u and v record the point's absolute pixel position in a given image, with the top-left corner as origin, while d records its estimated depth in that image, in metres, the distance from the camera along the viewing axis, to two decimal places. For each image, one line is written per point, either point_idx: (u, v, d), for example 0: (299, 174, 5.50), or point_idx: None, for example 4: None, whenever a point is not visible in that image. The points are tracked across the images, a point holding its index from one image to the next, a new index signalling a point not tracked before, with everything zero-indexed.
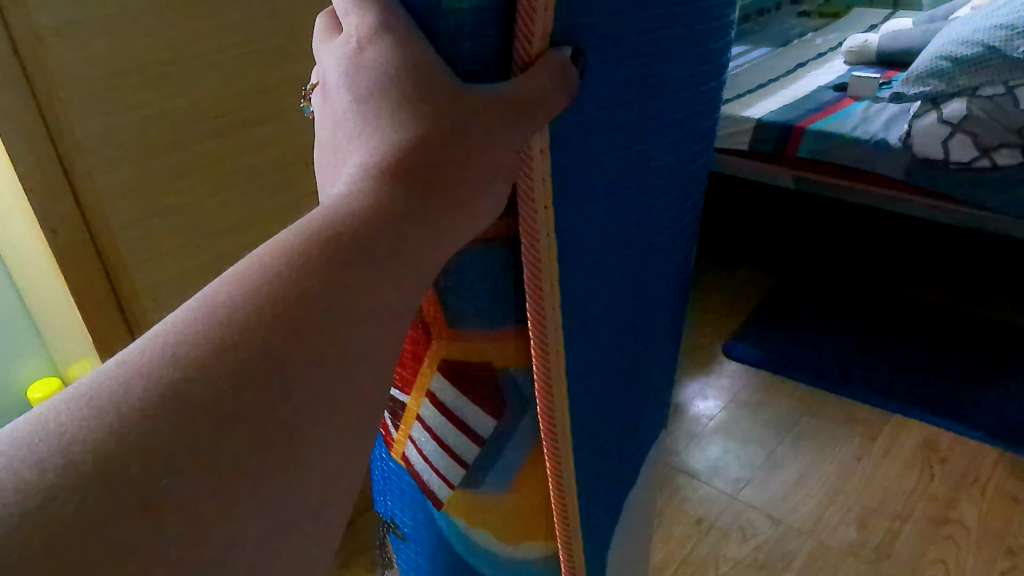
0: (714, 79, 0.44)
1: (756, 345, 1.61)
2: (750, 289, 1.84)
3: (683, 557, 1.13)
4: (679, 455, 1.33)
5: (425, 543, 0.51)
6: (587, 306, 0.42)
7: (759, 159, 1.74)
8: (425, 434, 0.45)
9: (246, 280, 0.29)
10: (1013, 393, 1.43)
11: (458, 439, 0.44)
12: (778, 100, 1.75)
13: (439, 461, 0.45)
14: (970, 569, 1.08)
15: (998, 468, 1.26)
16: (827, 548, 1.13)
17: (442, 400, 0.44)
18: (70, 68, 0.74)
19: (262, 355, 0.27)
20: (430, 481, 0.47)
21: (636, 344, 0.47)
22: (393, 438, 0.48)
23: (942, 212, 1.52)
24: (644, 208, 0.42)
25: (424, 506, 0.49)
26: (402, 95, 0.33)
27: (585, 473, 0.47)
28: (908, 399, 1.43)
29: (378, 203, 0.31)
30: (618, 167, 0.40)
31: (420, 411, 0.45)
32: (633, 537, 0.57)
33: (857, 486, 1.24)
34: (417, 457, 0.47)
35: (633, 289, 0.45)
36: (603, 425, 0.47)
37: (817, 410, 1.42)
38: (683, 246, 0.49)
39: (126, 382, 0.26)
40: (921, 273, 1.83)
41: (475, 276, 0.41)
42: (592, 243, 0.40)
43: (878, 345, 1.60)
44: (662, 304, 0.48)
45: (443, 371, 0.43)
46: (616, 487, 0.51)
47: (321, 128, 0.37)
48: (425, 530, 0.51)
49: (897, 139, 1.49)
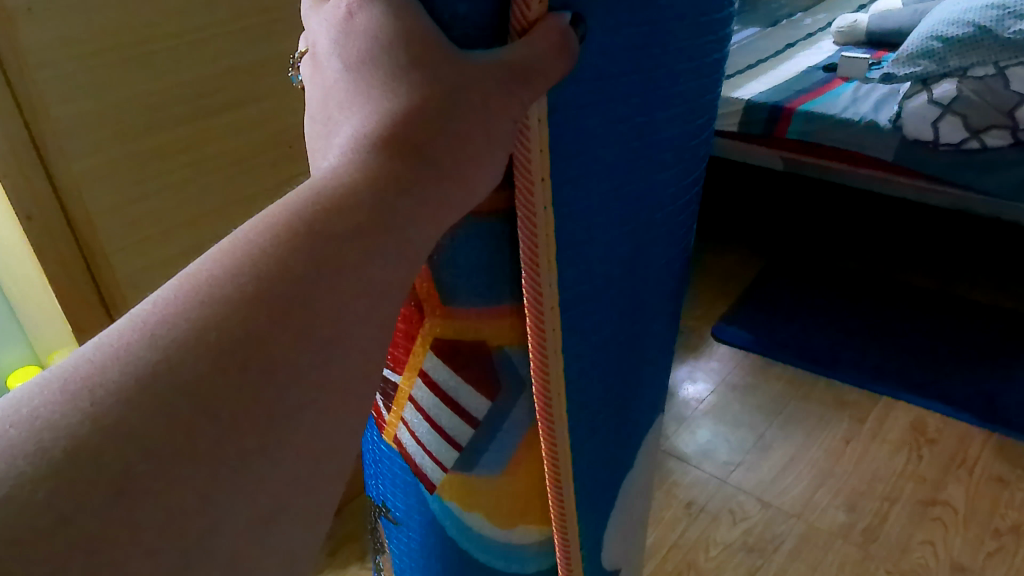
0: (718, 52, 0.42)
1: (746, 328, 1.61)
2: (739, 272, 1.83)
3: (673, 541, 1.13)
4: (668, 439, 1.33)
5: (418, 527, 0.50)
6: (584, 283, 0.41)
7: (749, 140, 1.73)
8: (418, 416, 0.44)
9: (230, 258, 0.27)
10: (1001, 374, 1.43)
11: (452, 420, 0.43)
12: (768, 81, 1.73)
13: (433, 442, 0.44)
14: (958, 549, 1.09)
15: (986, 449, 1.26)
16: (817, 530, 1.14)
17: (436, 379, 0.42)
18: (42, 46, 0.72)
19: (248, 330, 0.26)
20: (424, 464, 0.45)
21: (633, 323, 0.46)
22: (385, 421, 0.47)
23: (931, 193, 1.52)
24: (647, 185, 0.41)
25: (417, 490, 0.48)
26: (393, 59, 0.32)
27: (581, 455, 0.46)
28: (896, 381, 1.43)
29: (370, 175, 0.30)
30: (622, 139, 0.38)
31: (412, 392, 0.43)
32: (628, 522, 0.56)
33: (846, 467, 1.25)
34: (409, 440, 0.45)
35: (634, 268, 0.43)
36: (598, 406, 0.46)
37: (806, 393, 1.42)
38: (684, 225, 0.48)
39: (102, 364, 0.24)
40: (909, 254, 1.83)
41: (470, 251, 0.39)
42: (592, 219, 0.39)
43: (867, 326, 1.60)
44: (662, 282, 0.47)
45: (437, 350, 0.42)
46: (612, 471, 0.50)
47: (310, 99, 0.36)
48: (417, 515, 0.49)
49: (887, 121, 1.48)
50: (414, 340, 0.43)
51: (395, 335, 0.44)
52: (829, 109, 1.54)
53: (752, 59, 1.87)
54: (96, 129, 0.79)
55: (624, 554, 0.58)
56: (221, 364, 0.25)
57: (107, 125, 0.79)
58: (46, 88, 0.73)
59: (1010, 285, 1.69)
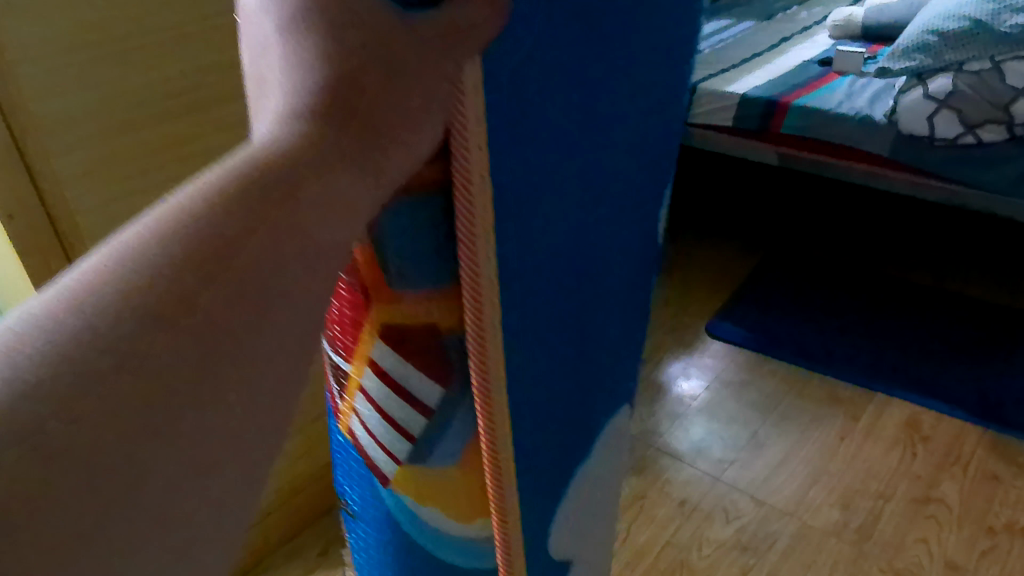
0: (677, 19, 0.38)
1: (741, 324, 1.60)
2: (733, 268, 1.82)
3: (666, 540, 1.13)
4: (662, 436, 1.32)
5: (376, 521, 0.47)
6: (530, 273, 0.36)
7: (742, 135, 1.71)
8: (369, 406, 0.40)
9: (164, 222, 0.23)
10: (996, 370, 1.42)
11: (404, 410, 0.39)
12: (763, 75, 1.72)
13: (384, 435, 0.40)
14: (952, 548, 1.09)
15: (982, 446, 1.26)
16: (810, 529, 1.13)
17: (381, 365, 0.38)
18: (20, 41, 0.70)
19: (229, 255, 0.23)
20: (376, 457, 0.42)
21: (584, 315, 0.42)
22: (340, 409, 0.43)
23: (927, 189, 1.51)
24: (589, 172, 0.37)
25: (372, 485, 0.45)
26: (315, 22, 0.26)
27: (528, 455, 0.42)
28: (890, 377, 1.42)
29: (307, 143, 0.25)
30: (563, 122, 0.34)
31: (362, 381, 0.40)
32: (590, 518, 0.54)
33: (841, 465, 1.24)
34: (362, 432, 0.42)
35: (579, 263, 0.40)
36: (548, 405, 0.42)
37: (800, 389, 1.42)
38: (638, 208, 0.43)
39: (21, 336, 0.20)
40: (904, 250, 1.82)
41: (410, 231, 0.34)
42: (531, 205, 0.35)
43: (861, 323, 1.59)
44: (614, 272, 0.43)
45: (384, 338, 0.37)
46: (566, 464, 0.47)
47: (247, 52, 0.30)
48: (374, 510, 0.46)
49: (883, 115, 1.47)
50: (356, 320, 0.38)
51: (333, 305, 0.39)
52: (825, 104, 1.53)
53: (746, 54, 1.86)
54: (77, 126, 0.77)
55: (585, 554, 0.56)
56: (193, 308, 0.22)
57: (89, 122, 0.78)
58: (25, 83, 0.72)
59: (1006, 281, 1.68)
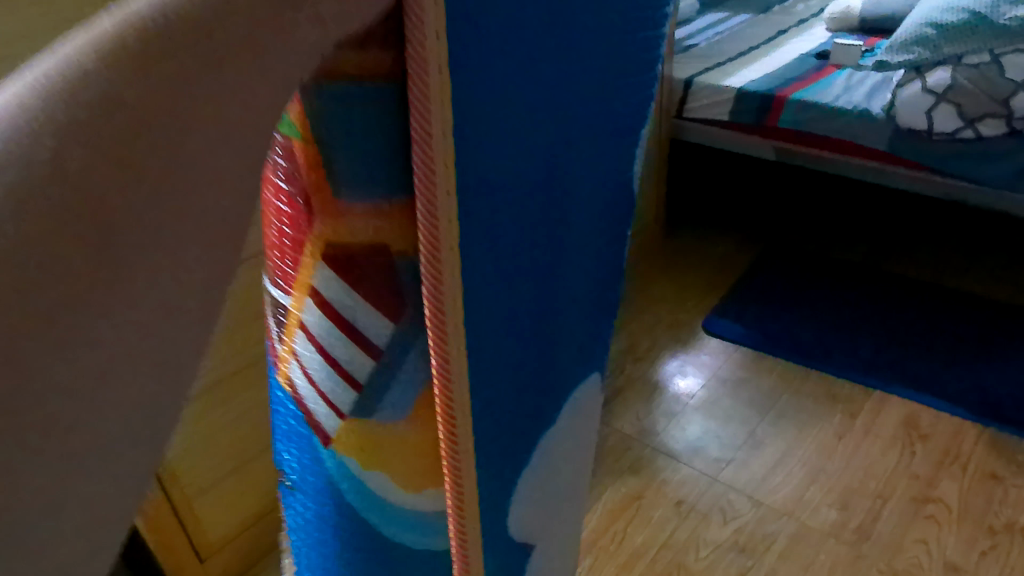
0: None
1: (737, 321, 1.58)
2: (730, 264, 1.80)
3: (663, 541, 1.12)
4: (658, 435, 1.31)
5: (313, 492, 0.39)
6: (490, 246, 0.30)
7: (738, 129, 1.69)
8: (309, 345, 0.34)
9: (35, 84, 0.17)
10: (995, 367, 1.41)
11: (346, 348, 0.32)
12: (760, 68, 1.69)
13: (325, 380, 0.34)
14: (952, 548, 1.08)
15: (981, 445, 1.25)
16: (809, 529, 1.12)
17: (323, 294, 0.32)
18: None
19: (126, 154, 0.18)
20: (318, 408, 0.35)
21: (546, 312, 0.36)
22: (278, 354, 0.36)
23: (924, 183, 1.50)
24: (566, 119, 0.31)
25: (312, 444, 0.37)
26: None
27: (486, 462, 0.36)
28: (888, 374, 1.41)
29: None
30: (534, 76, 0.28)
31: (302, 314, 0.33)
32: (550, 543, 0.47)
33: (839, 464, 1.23)
34: (302, 378, 0.35)
35: (541, 252, 0.34)
36: (508, 414, 0.36)
37: (797, 387, 1.40)
38: (617, 172, 0.38)
39: None
40: (902, 245, 1.80)
41: (357, 116, 0.27)
42: (492, 168, 0.29)
43: (860, 320, 1.57)
44: (579, 268, 0.38)
45: (327, 260, 0.31)
46: (529, 472, 0.41)
47: None
48: (312, 476, 0.38)
49: (881, 109, 1.45)
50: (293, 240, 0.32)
51: (267, 220, 0.33)
52: (822, 98, 1.51)
53: (743, 47, 1.83)
54: None
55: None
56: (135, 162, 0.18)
57: None
58: None
59: (1005, 277, 1.66)
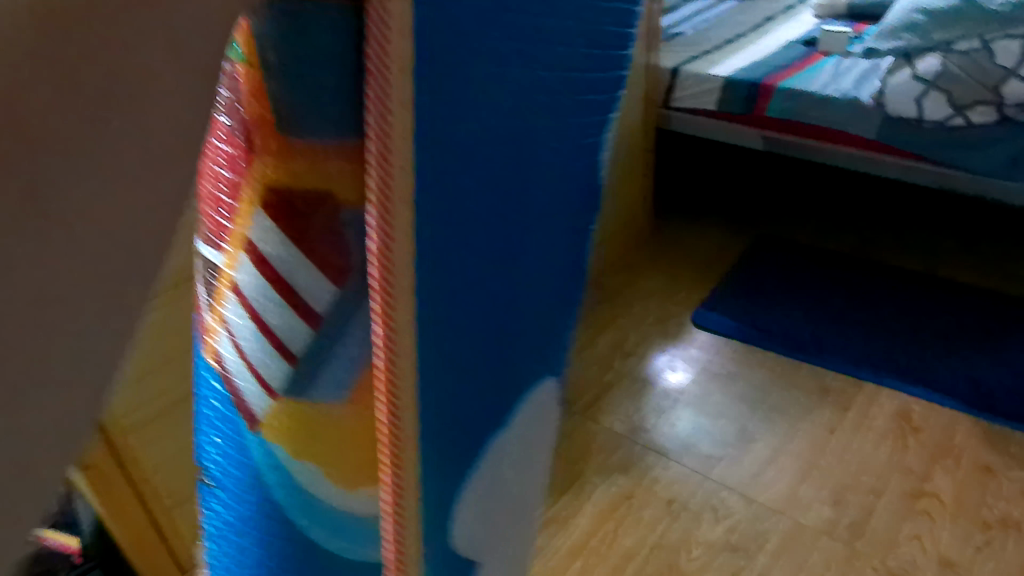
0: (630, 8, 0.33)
1: (727, 314, 1.56)
2: (718, 255, 1.78)
3: (654, 541, 1.10)
4: (650, 432, 1.29)
5: (236, 487, 0.35)
6: (447, 240, 0.28)
7: (725, 119, 1.66)
8: (240, 309, 0.31)
9: None
10: (986, 357, 1.40)
11: (282, 312, 0.29)
12: (747, 56, 1.67)
13: (256, 349, 0.31)
14: (946, 544, 1.06)
15: (974, 437, 1.23)
16: (802, 526, 1.11)
17: (260, 250, 0.29)
18: None
19: None
20: (246, 382, 0.32)
21: (511, 328, 0.34)
22: (208, 323, 0.34)
23: (914, 171, 1.48)
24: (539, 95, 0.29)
25: (236, 429, 0.34)
26: None
27: (437, 474, 0.33)
28: (880, 366, 1.39)
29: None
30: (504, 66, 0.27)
31: (236, 273, 0.31)
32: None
33: (831, 460, 1.21)
34: (231, 349, 0.32)
35: (506, 264, 0.32)
36: (466, 432, 0.34)
37: (789, 381, 1.39)
38: (598, 145, 0.35)
39: None
40: (891, 235, 1.79)
41: (308, 50, 0.25)
42: (457, 159, 0.27)
43: (851, 311, 1.55)
44: (547, 288, 0.36)
45: (268, 211, 0.29)
46: (485, 493, 0.37)
47: None
48: (236, 467, 0.34)
49: (871, 97, 1.43)
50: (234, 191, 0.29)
51: (202, 168, 0.30)
52: (810, 86, 1.49)
53: (730, 34, 1.81)
54: None
55: None
56: (74, 81, 0.18)
57: None
58: None
59: (994, 267, 1.65)
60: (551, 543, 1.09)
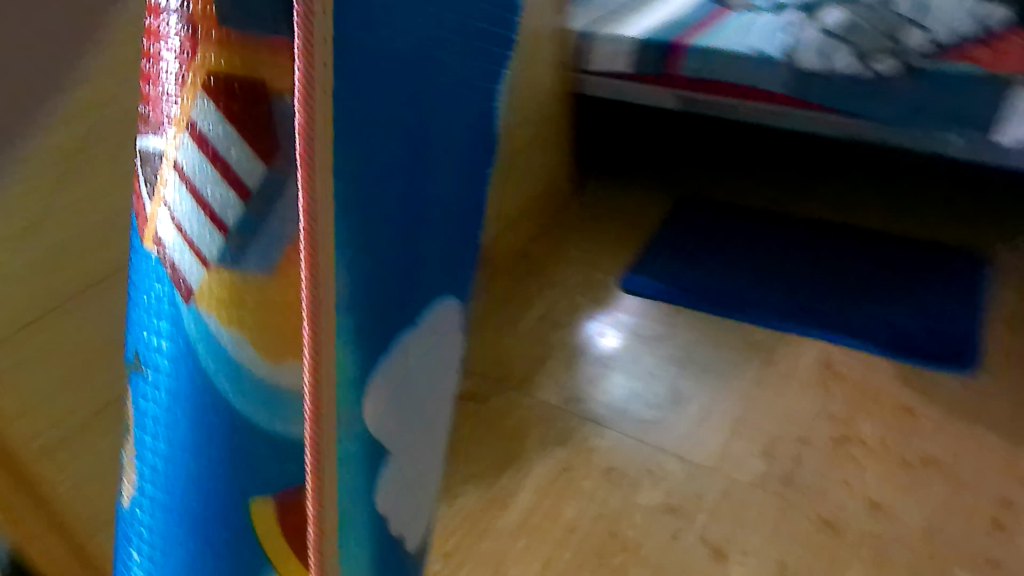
0: None
1: (652, 275, 1.57)
2: (640, 216, 1.78)
3: (596, 511, 1.10)
4: (584, 401, 1.29)
5: (167, 379, 0.34)
6: (363, 104, 0.29)
7: (639, 80, 1.64)
8: (175, 177, 0.30)
9: None
10: (899, 300, 1.45)
11: (212, 178, 0.29)
12: (657, 15, 1.65)
13: (190, 218, 0.30)
14: (872, 486, 1.10)
15: (892, 379, 1.28)
16: (736, 482, 1.13)
17: (198, 126, 0.29)
18: None
19: None
20: (179, 259, 0.31)
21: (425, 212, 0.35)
22: (147, 209, 0.33)
23: (824, 123, 1.50)
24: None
25: (167, 308, 0.33)
26: None
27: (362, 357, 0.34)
28: (802, 317, 1.43)
29: None
30: None
31: (172, 144, 0.30)
32: (416, 504, 0.43)
33: (760, 413, 1.24)
34: (166, 224, 0.31)
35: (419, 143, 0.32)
36: (384, 308, 0.34)
37: (715, 338, 1.40)
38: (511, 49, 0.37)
39: None
40: (803, 186, 1.82)
41: None
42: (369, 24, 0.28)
43: (772, 264, 1.58)
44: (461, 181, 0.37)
45: (202, 81, 0.28)
46: (404, 387, 0.37)
47: None
48: (167, 353, 0.33)
49: (779, 52, 1.44)
50: (172, 65, 0.29)
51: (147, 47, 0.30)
52: (721, 44, 1.49)
53: None
54: None
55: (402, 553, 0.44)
56: None
57: None
58: None
59: (901, 211, 1.71)
60: (493, 522, 1.08)
